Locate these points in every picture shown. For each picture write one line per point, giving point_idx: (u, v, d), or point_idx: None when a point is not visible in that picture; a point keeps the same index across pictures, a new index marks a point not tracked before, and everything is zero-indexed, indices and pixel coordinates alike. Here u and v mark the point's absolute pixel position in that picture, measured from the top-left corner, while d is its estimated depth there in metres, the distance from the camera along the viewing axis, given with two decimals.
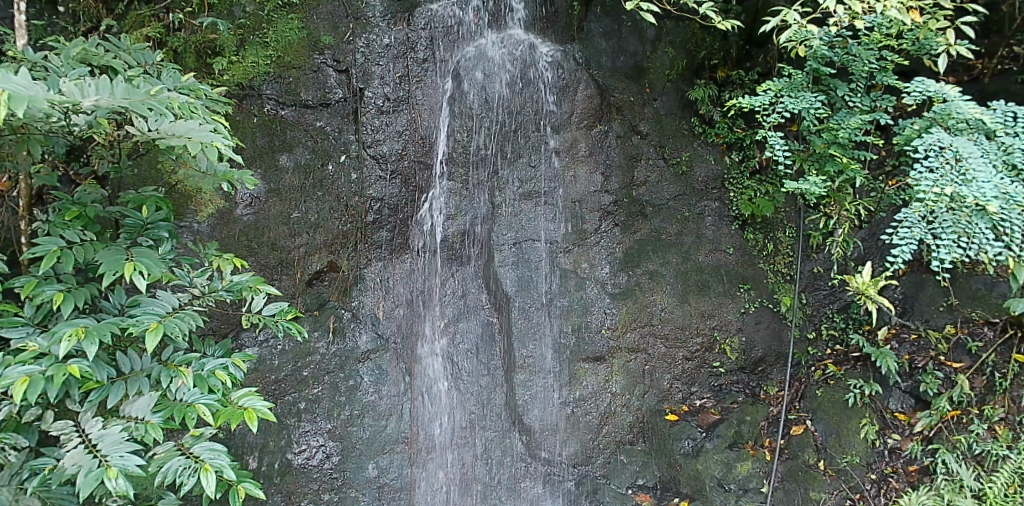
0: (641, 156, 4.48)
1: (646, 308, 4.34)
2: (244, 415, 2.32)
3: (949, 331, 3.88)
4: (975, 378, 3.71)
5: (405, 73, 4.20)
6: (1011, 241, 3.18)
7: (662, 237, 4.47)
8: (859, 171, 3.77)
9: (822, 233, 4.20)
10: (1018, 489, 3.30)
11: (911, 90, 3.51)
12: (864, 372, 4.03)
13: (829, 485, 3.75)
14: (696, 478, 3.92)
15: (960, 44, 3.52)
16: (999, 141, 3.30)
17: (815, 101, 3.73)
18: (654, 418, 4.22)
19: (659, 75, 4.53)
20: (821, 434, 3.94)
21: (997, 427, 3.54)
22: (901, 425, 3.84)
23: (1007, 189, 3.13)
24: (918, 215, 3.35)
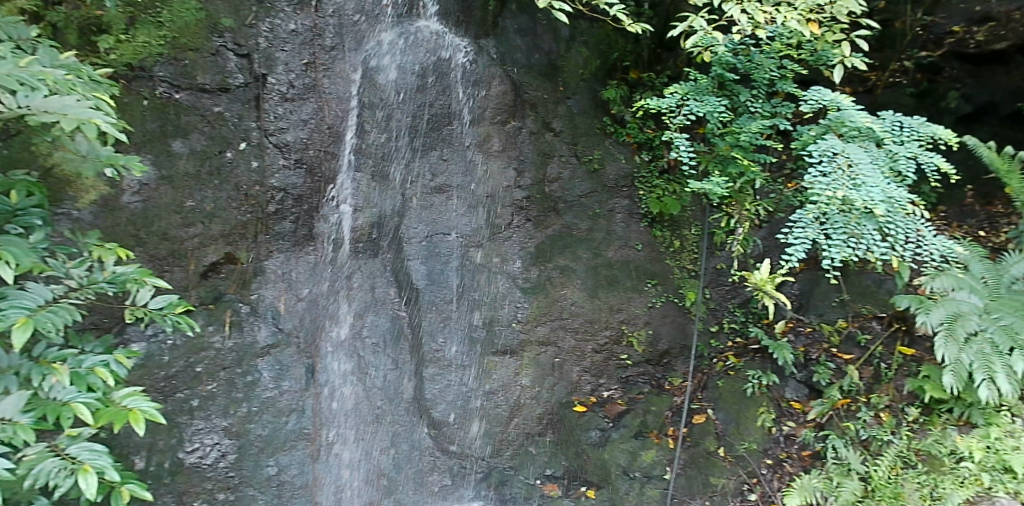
0: (554, 152, 4.55)
1: (557, 302, 4.43)
2: (131, 416, 2.22)
3: (842, 325, 4.38)
4: (864, 369, 4.14)
5: (312, 59, 4.14)
6: (894, 241, 3.81)
7: (572, 233, 4.56)
8: (758, 173, 3.99)
9: (723, 231, 4.37)
10: (899, 472, 3.67)
11: (811, 99, 4.01)
12: (762, 363, 4.33)
13: (727, 471, 3.98)
14: (602, 467, 4.07)
15: (853, 56, 3.87)
16: (886, 148, 3.93)
17: (718, 106, 3.97)
18: (562, 410, 4.30)
19: (573, 75, 4.63)
20: (722, 422, 4.19)
21: (882, 414, 3.92)
22: (796, 413, 4.17)
23: (891, 194, 3.68)
24: (812, 216, 3.89)
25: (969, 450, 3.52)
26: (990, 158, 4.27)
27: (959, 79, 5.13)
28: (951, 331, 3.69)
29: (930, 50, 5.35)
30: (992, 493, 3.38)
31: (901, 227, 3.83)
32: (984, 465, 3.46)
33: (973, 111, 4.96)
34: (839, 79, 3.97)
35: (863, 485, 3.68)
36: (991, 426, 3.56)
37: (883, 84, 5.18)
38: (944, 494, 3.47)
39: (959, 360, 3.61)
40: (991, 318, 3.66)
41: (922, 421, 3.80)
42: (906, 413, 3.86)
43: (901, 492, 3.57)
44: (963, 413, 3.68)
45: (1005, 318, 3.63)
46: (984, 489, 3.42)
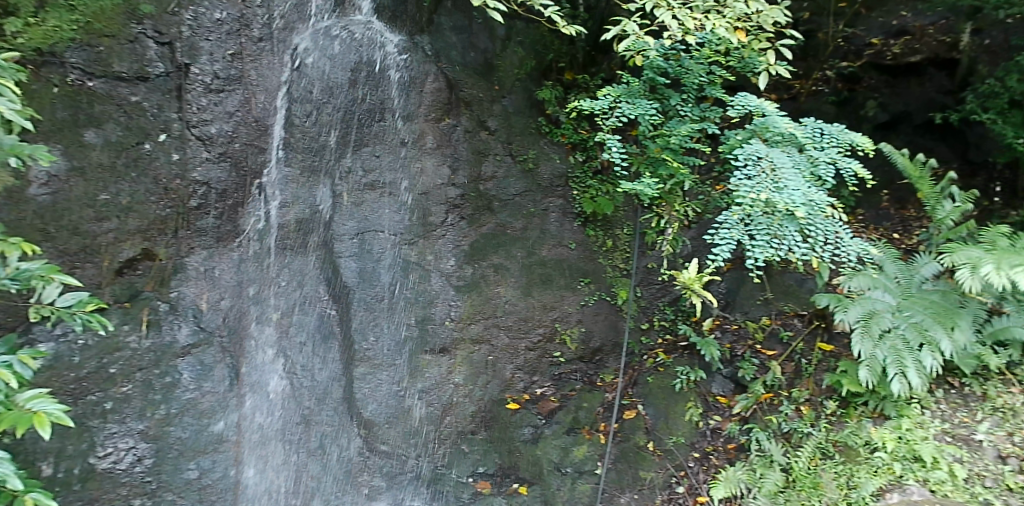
0: (489, 151, 4.59)
1: (490, 300, 4.46)
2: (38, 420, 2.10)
3: (765, 323, 4.69)
4: (786, 364, 4.48)
5: (239, 50, 3.98)
6: (814, 243, 4.06)
7: (507, 232, 4.59)
8: (687, 175, 4.13)
9: (654, 231, 4.47)
10: (817, 461, 4.00)
11: (737, 105, 4.18)
12: (690, 359, 4.49)
13: (655, 465, 4.12)
14: (535, 463, 4.11)
15: (777, 64, 4.08)
16: (807, 153, 4.16)
17: (649, 109, 4.08)
18: (495, 407, 4.33)
19: (508, 73, 4.70)
20: (651, 417, 4.33)
21: (802, 407, 4.25)
22: (722, 407, 4.44)
23: (811, 197, 3.90)
24: (737, 218, 4.10)
25: (882, 440, 3.89)
26: (904, 164, 4.58)
27: (876, 89, 5.49)
28: (867, 328, 4.10)
29: (851, 60, 5.65)
30: (902, 481, 3.75)
31: (820, 229, 4.07)
32: (895, 454, 3.86)
33: (889, 120, 5.35)
34: (764, 86, 4.17)
35: (784, 475, 3.97)
36: (901, 418, 4.00)
37: (807, 93, 5.47)
38: (860, 482, 3.79)
39: (874, 355, 4.01)
40: (901, 316, 4.11)
41: (839, 413, 4.17)
42: (824, 406, 4.22)
43: (820, 481, 3.87)
44: (877, 406, 4.10)
45: (914, 316, 4.09)
46: (896, 477, 3.78)
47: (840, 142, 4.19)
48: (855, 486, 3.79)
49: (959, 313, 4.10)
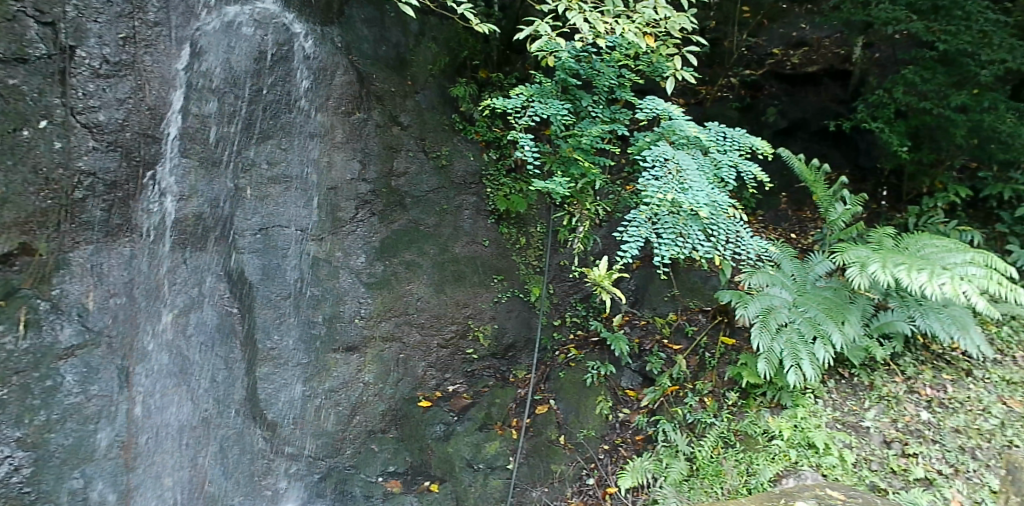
0: (401, 147, 4.56)
1: (402, 297, 4.42)
2: None
3: (672, 318, 4.89)
4: (691, 358, 4.70)
5: (131, 34, 3.81)
6: (717, 242, 4.28)
7: (419, 228, 4.58)
8: (598, 175, 4.24)
9: (566, 229, 4.60)
10: (720, 450, 4.27)
11: (645, 108, 4.31)
12: (600, 354, 4.66)
13: (567, 458, 4.31)
14: (446, 461, 4.17)
15: (683, 70, 4.25)
16: (711, 156, 4.36)
17: (561, 109, 4.17)
18: (405, 405, 4.32)
19: (422, 69, 4.71)
20: (562, 411, 4.48)
21: (705, 399, 4.51)
22: (631, 400, 4.61)
23: (714, 198, 4.11)
24: (645, 217, 4.21)
25: (779, 429, 4.20)
26: (800, 169, 4.75)
27: (775, 96, 5.87)
28: (766, 323, 4.34)
29: (753, 69, 5.93)
30: (796, 467, 4.03)
31: (722, 229, 4.30)
32: (791, 441, 4.15)
33: (788, 126, 5.73)
34: (671, 90, 4.35)
35: (688, 464, 4.23)
36: (796, 406, 4.33)
37: (712, 98, 5.65)
38: (758, 469, 4.07)
39: (771, 348, 4.27)
40: (797, 311, 4.39)
41: (740, 404, 4.45)
42: (726, 398, 4.49)
43: (721, 469, 4.15)
44: (775, 396, 4.41)
45: (809, 311, 4.38)
46: (791, 463, 4.07)
47: (741, 146, 4.43)
48: (754, 473, 4.07)
49: (847, 308, 4.44)
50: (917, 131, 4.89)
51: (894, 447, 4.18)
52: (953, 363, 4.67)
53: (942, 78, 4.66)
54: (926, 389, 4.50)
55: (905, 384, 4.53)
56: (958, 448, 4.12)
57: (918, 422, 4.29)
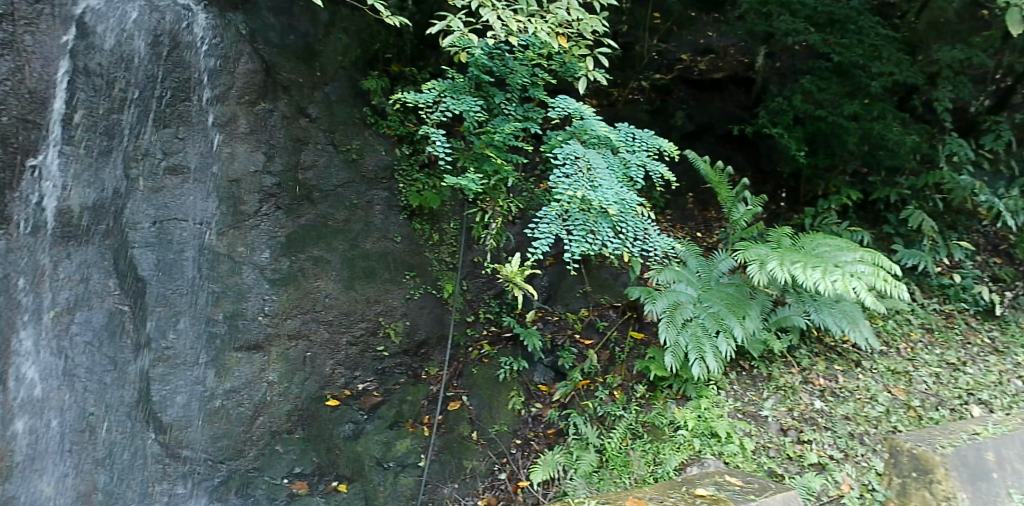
0: (309, 139, 4.51)
1: (309, 293, 4.35)
2: None
3: (583, 314, 5.03)
4: (602, 352, 4.84)
5: (9, 10, 3.63)
6: (625, 239, 4.40)
7: (328, 223, 4.52)
8: (510, 172, 4.29)
9: (479, 225, 4.64)
10: (629, 441, 4.38)
11: (557, 107, 4.37)
12: (514, 350, 4.75)
13: (479, 454, 4.36)
14: (355, 460, 4.12)
15: (594, 71, 4.36)
16: (621, 156, 4.48)
17: (474, 106, 4.19)
18: (313, 405, 4.22)
19: (332, 60, 4.72)
20: (475, 407, 4.53)
21: (615, 392, 4.65)
22: (543, 394, 4.71)
23: (622, 196, 4.22)
24: (556, 214, 4.26)
25: (684, 419, 4.33)
26: (705, 170, 4.92)
27: (684, 101, 6.02)
28: (672, 318, 4.50)
29: (662, 73, 6.15)
30: (701, 455, 4.17)
31: (631, 227, 4.42)
32: (695, 431, 4.29)
33: (695, 129, 5.91)
34: (583, 91, 4.45)
35: (598, 456, 4.33)
36: (700, 397, 4.49)
37: (623, 101, 5.78)
38: (664, 458, 4.19)
39: (677, 342, 4.44)
40: (701, 306, 4.59)
41: (648, 396, 4.59)
42: (634, 390, 4.63)
43: (629, 459, 4.27)
44: (681, 388, 4.57)
45: (712, 306, 4.58)
46: (695, 452, 4.20)
47: (649, 147, 4.57)
48: (660, 462, 4.18)
49: (748, 303, 4.67)
50: (813, 137, 5.16)
51: (790, 434, 4.42)
52: (843, 354, 5.00)
53: (836, 88, 4.96)
54: (819, 379, 4.80)
55: (800, 375, 4.82)
56: (848, 434, 4.39)
57: (811, 411, 4.56)
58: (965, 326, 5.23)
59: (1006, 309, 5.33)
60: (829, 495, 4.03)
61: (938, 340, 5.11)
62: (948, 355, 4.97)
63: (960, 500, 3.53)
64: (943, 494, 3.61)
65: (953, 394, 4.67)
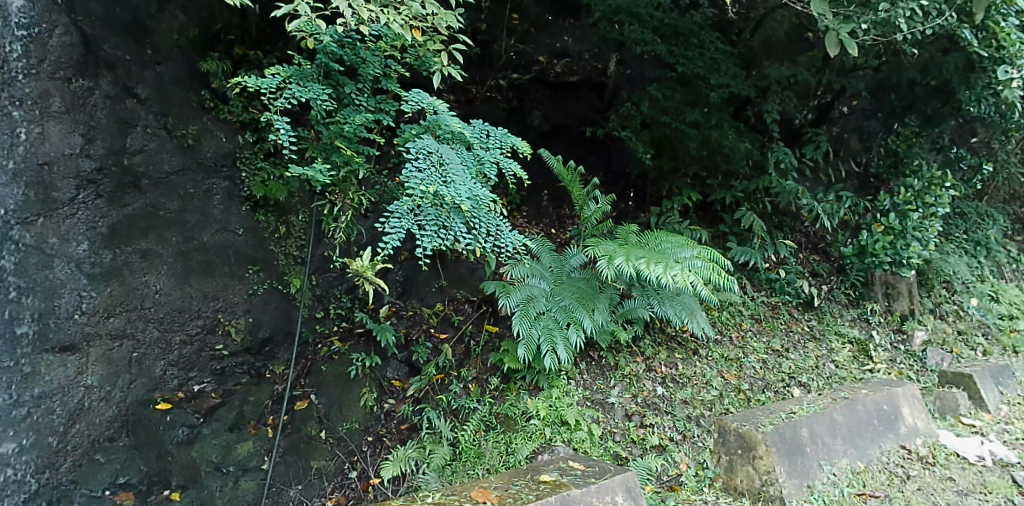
0: (137, 121, 4.33)
1: (135, 289, 4.10)
2: None
3: (439, 308, 5.05)
4: (457, 346, 4.90)
5: None
6: (478, 234, 4.45)
7: (159, 213, 4.31)
8: (360, 164, 4.24)
9: (329, 219, 4.53)
10: (482, 432, 4.47)
11: (411, 100, 4.34)
12: (366, 346, 4.70)
13: (327, 453, 4.32)
14: (189, 467, 3.94)
15: (450, 67, 4.34)
16: (475, 152, 4.53)
17: (322, 94, 4.08)
18: (139, 410, 3.93)
19: (166, 38, 4.58)
20: (324, 406, 4.47)
21: (469, 385, 4.73)
22: (396, 390, 4.68)
23: (476, 193, 4.29)
24: (408, 208, 4.21)
25: (536, 409, 4.49)
26: (558, 169, 5.09)
27: (539, 101, 6.26)
28: (526, 311, 4.63)
29: (520, 73, 6.32)
30: (551, 443, 4.34)
31: (484, 223, 4.48)
32: (546, 420, 4.47)
33: (551, 129, 6.15)
34: (438, 85, 4.43)
35: (451, 449, 4.37)
36: (552, 388, 4.67)
37: (480, 98, 5.97)
38: (517, 448, 4.32)
39: (530, 335, 4.56)
40: (553, 300, 4.76)
41: (501, 388, 4.72)
42: (488, 383, 4.74)
43: (481, 451, 4.35)
44: (533, 379, 4.73)
45: (564, 300, 4.77)
46: (546, 440, 4.37)
47: (503, 145, 4.65)
48: (512, 451, 4.30)
49: (596, 297, 4.90)
50: (658, 141, 5.51)
51: (634, 419, 4.70)
52: (683, 343, 5.39)
53: (680, 97, 5.28)
54: (661, 367, 5.13)
55: (644, 363, 5.12)
56: (686, 417, 4.76)
57: (653, 396, 4.88)
58: (788, 315, 5.82)
59: (821, 300, 5.99)
60: (668, 474, 4.33)
61: (766, 328, 5.65)
62: (774, 342, 5.49)
63: (779, 472, 3.89)
64: (765, 468, 3.95)
65: (778, 378, 5.16)
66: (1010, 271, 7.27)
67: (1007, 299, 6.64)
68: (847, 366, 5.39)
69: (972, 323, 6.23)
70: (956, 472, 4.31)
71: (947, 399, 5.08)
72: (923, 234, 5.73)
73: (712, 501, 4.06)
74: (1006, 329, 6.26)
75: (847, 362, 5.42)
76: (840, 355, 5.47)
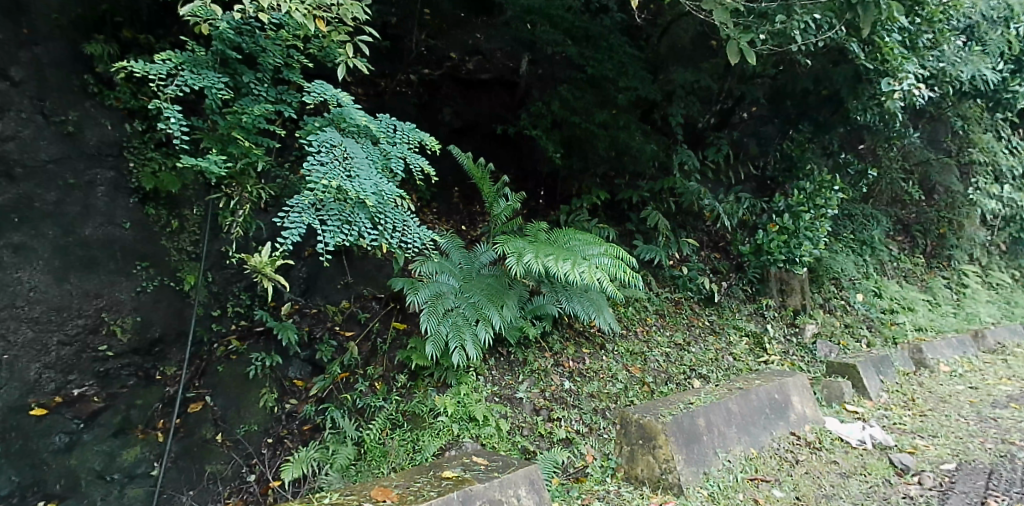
0: (9, 105, 4.05)
1: (6, 287, 3.79)
2: None
3: (343, 306, 5.02)
4: (364, 344, 4.87)
5: None
6: (384, 230, 4.38)
7: (33, 204, 4.03)
8: (260, 156, 4.09)
9: (225, 213, 4.36)
10: (389, 431, 4.42)
11: (313, 91, 4.22)
12: (266, 345, 4.59)
13: (224, 456, 4.16)
14: (68, 476, 3.71)
15: (356, 59, 4.24)
16: (381, 147, 4.47)
17: (218, 83, 3.90)
18: (10, 417, 3.63)
19: (43, 17, 4.33)
20: (220, 408, 4.30)
21: (375, 384, 4.69)
22: (298, 390, 4.58)
23: (381, 188, 4.22)
24: (309, 202, 4.08)
25: (443, 406, 4.45)
26: (468, 165, 5.10)
27: (451, 98, 6.33)
28: (434, 307, 4.61)
29: (432, 68, 6.33)
30: (458, 440, 4.30)
31: (390, 218, 4.42)
32: (454, 417, 4.43)
33: (462, 126, 6.23)
34: (343, 77, 4.33)
35: (355, 448, 4.31)
36: (460, 384, 4.65)
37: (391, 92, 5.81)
38: (424, 445, 4.25)
39: (438, 331, 4.54)
40: (462, 296, 4.77)
41: (408, 385, 4.67)
42: (395, 381, 4.69)
43: (386, 449, 4.28)
44: (441, 375, 4.70)
45: (472, 297, 4.79)
46: (453, 436, 4.33)
47: (411, 141, 4.62)
48: (419, 449, 4.22)
49: (505, 293, 4.93)
50: (568, 141, 5.60)
51: (542, 413, 4.75)
52: (590, 338, 5.53)
53: (589, 98, 5.41)
54: (569, 362, 5.24)
55: (552, 358, 5.21)
56: (592, 410, 4.85)
57: (561, 390, 4.96)
58: (690, 311, 6.08)
59: (722, 296, 6.29)
60: (575, 466, 4.39)
61: (669, 323, 5.87)
62: (676, 336, 5.72)
63: (677, 461, 4.03)
64: (664, 457, 4.08)
65: (680, 370, 5.36)
66: (892, 269, 7.89)
67: (888, 294, 7.21)
68: (744, 358, 5.66)
69: (858, 316, 6.70)
70: (840, 456, 4.56)
71: (834, 388, 5.41)
72: (815, 233, 6.11)
73: (614, 490, 4.12)
74: (887, 322, 6.78)
75: (744, 354, 5.71)
76: (737, 347, 5.76)
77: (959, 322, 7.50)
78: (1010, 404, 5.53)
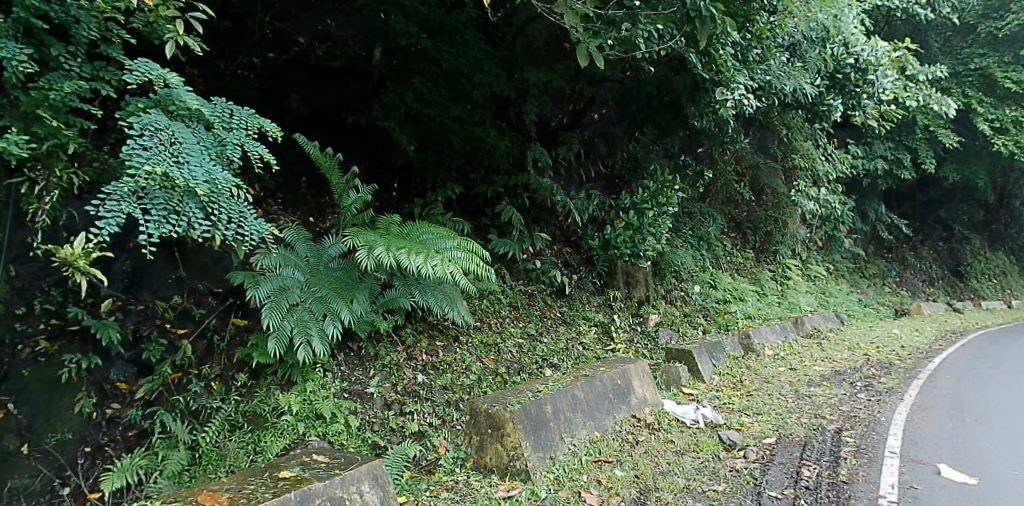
0: None
1: None
2: None
3: (177, 302, 4.74)
4: (199, 342, 4.65)
5: None
6: (218, 221, 4.08)
7: None
8: (71, 138, 3.71)
9: (27, 199, 3.81)
10: (227, 433, 4.24)
11: (135, 69, 3.84)
12: (83, 346, 4.19)
13: (29, 469, 3.74)
14: None
15: (186, 37, 3.96)
16: (214, 133, 4.19)
17: (19, 54, 3.40)
18: None
19: None
20: (25, 417, 3.84)
21: (211, 384, 4.48)
22: (121, 393, 4.22)
23: (213, 175, 3.96)
24: (129, 190, 3.72)
25: (288, 405, 4.32)
26: (315, 155, 4.95)
27: (298, 84, 6.14)
28: (277, 302, 4.42)
29: (277, 52, 6.11)
30: (304, 438, 4.19)
31: (225, 208, 4.13)
32: (299, 415, 4.31)
33: (310, 114, 6.08)
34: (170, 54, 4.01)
35: (189, 453, 4.06)
36: (306, 381, 4.56)
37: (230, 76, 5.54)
38: (265, 446, 4.10)
39: (282, 326, 4.37)
40: (308, 291, 4.61)
41: (249, 384, 4.54)
42: (234, 380, 4.54)
43: (224, 452, 4.11)
44: (286, 373, 4.59)
45: (319, 291, 4.65)
46: (298, 436, 4.20)
47: (249, 127, 4.37)
48: (261, 450, 4.07)
49: (355, 287, 4.86)
50: (422, 133, 5.62)
51: (394, 407, 4.71)
52: (443, 330, 5.60)
53: (444, 93, 5.45)
54: (422, 355, 5.26)
55: (405, 352, 5.20)
56: (445, 402, 4.90)
57: (413, 384, 4.95)
58: (542, 303, 6.36)
59: (571, 289, 6.66)
60: (426, 458, 4.37)
61: (522, 315, 6.08)
62: (528, 327, 5.95)
63: (524, 447, 4.15)
64: (512, 444, 4.19)
65: (533, 360, 5.56)
66: (725, 263, 8.76)
67: (721, 286, 7.99)
68: (593, 347, 5.99)
69: (695, 306, 7.34)
70: (675, 434, 4.94)
71: (672, 373, 5.83)
72: (657, 229, 6.57)
73: (463, 480, 4.14)
74: (720, 311, 7.49)
75: (592, 343, 6.05)
76: (586, 337, 6.10)
77: (782, 311, 8.44)
78: (823, 383, 6.28)
